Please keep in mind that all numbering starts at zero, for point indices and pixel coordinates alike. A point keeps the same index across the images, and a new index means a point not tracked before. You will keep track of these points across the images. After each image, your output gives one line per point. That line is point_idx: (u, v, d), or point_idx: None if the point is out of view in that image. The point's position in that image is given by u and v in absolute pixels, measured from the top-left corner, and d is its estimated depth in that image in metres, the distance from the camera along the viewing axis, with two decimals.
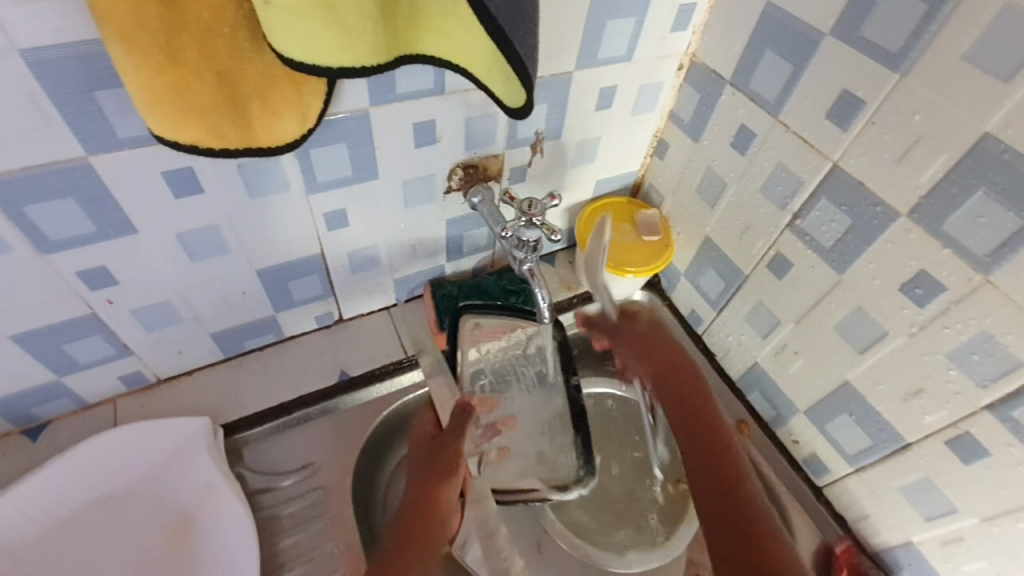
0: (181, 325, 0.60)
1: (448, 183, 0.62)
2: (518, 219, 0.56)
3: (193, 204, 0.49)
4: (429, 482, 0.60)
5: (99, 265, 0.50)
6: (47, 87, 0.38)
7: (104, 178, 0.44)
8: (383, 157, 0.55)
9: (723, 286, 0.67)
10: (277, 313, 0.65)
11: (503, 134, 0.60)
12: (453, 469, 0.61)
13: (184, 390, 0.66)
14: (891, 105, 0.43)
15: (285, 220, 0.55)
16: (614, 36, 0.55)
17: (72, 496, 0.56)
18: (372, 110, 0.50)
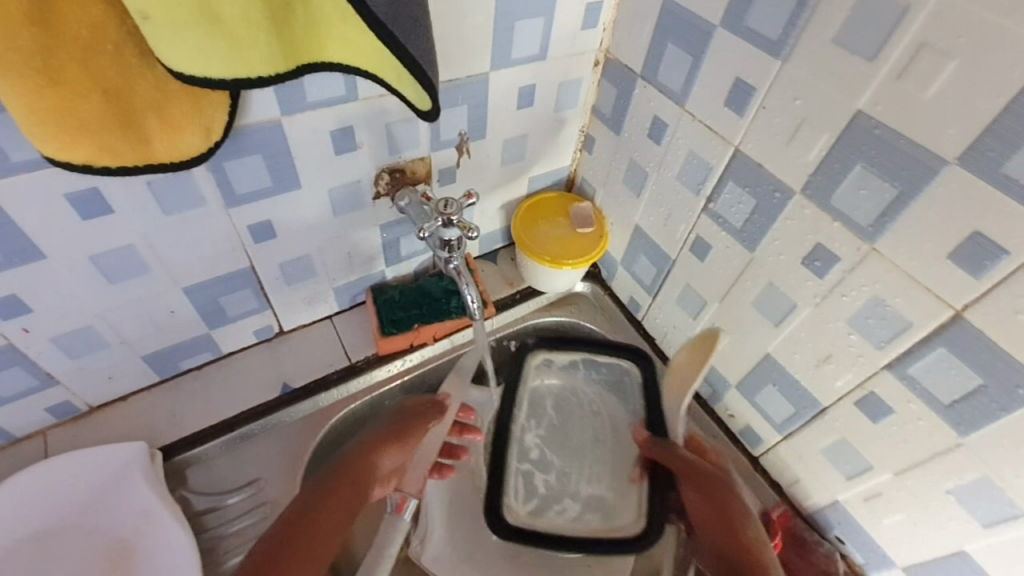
0: (108, 350, 0.58)
1: (375, 189, 0.62)
2: (435, 219, 0.56)
3: (104, 224, 0.48)
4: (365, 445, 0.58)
5: (9, 294, 0.49)
6: None
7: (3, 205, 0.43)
8: (304, 166, 0.55)
9: (655, 272, 0.69)
10: (212, 331, 0.64)
11: (426, 137, 0.60)
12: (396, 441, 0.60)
13: (117, 417, 0.64)
14: (778, 90, 0.45)
15: (209, 235, 0.55)
16: (525, 36, 0.57)
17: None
18: (285, 120, 0.50)
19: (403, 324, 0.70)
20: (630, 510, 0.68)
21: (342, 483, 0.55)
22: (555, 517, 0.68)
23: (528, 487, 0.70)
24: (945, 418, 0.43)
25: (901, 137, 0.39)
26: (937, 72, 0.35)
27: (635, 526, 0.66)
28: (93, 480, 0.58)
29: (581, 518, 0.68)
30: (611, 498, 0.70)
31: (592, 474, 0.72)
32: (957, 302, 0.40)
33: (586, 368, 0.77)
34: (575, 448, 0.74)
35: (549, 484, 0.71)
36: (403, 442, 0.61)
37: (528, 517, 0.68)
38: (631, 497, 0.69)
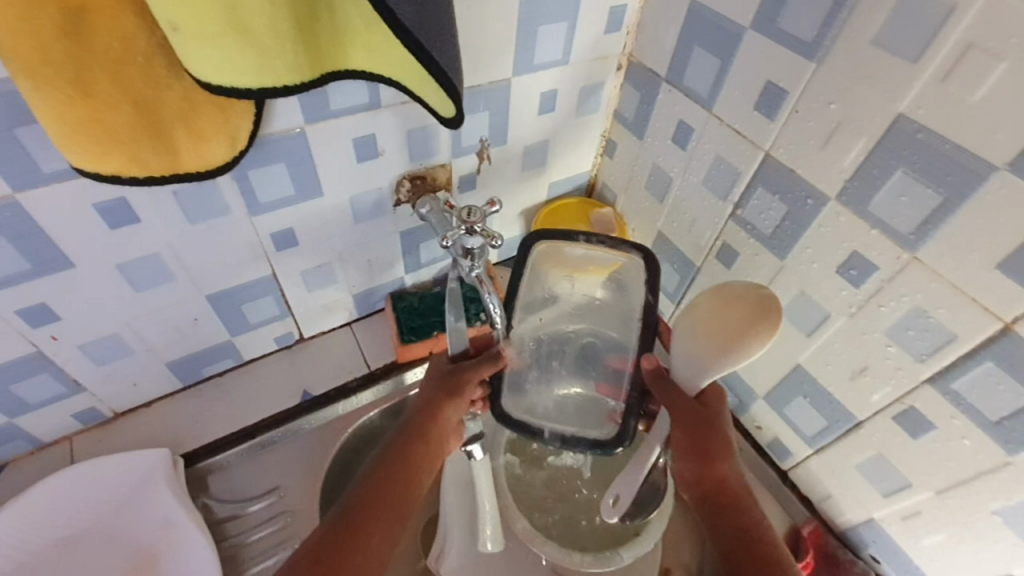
0: (133, 356, 0.59)
1: (396, 196, 0.61)
2: (458, 228, 0.56)
3: (131, 233, 0.49)
4: (428, 413, 0.55)
5: (38, 302, 0.49)
6: None
7: (32, 216, 0.44)
8: (326, 173, 0.55)
9: (678, 280, 0.68)
10: (234, 338, 0.65)
11: (447, 144, 0.60)
12: (458, 394, 0.56)
13: (141, 425, 0.64)
14: (811, 93, 0.44)
15: (233, 243, 0.55)
16: (549, 40, 0.56)
17: (29, 539, 0.55)
18: (307, 128, 0.50)
19: (422, 332, 0.70)
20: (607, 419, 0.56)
21: (408, 450, 0.53)
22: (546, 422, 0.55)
23: (517, 392, 0.59)
24: (992, 435, 0.41)
25: (945, 142, 0.37)
26: (985, 74, 0.34)
27: (602, 430, 0.55)
28: (117, 487, 0.58)
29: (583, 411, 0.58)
30: (596, 413, 0.57)
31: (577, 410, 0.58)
32: (1006, 314, 0.38)
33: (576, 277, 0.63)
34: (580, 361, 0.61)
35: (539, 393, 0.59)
36: (455, 396, 0.56)
37: (517, 404, 0.57)
38: (597, 413, 0.57)
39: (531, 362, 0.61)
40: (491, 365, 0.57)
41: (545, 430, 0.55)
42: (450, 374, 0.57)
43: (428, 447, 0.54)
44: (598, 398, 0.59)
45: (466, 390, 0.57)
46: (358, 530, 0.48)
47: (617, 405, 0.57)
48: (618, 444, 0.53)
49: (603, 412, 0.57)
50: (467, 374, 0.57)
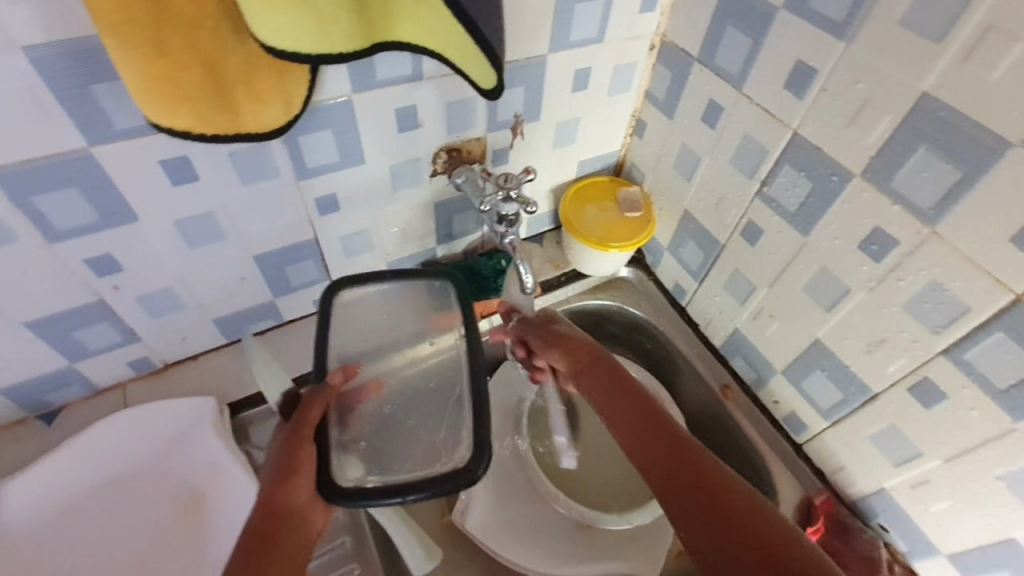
0: (185, 311, 0.63)
1: (433, 167, 0.64)
2: (496, 193, 0.59)
3: (190, 191, 0.52)
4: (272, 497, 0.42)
5: (104, 253, 0.53)
6: (47, 82, 0.41)
7: (104, 171, 0.47)
8: (369, 142, 0.58)
9: (703, 258, 0.71)
10: (276, 298, 0.68)
11: (483, 117, 0.62)
12: (297, 467, 0.44)
13: (188, 376, 0.69)
14: (839, 73, 0.46)
15: (279, 206, 0.58)
16: (585, 18, 0.58)
17: (91, 473, 0.60)
18: (355, 97, 0.53)
19: None
20: (448, 453, 0.48)
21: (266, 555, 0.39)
22: (388, 475, 0.46)
23: (363, 454, 0.48)
24: (1001, 404, 0.43)
25: (967, 119, 0.39)
26: (1007, 54, 0.35)
27: (453, 460, 0.47)
28: (168, 430, 0.63)
29: (424, 443, 0.49)
30: (426, 450, 0.49)
31: (415, 451, 0.49)
32: (1017, 286, 0.39)
33: (412, 322, 0.58)
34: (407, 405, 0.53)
35: (374, 451, 0.49)
36: (297, 468, 0.44)
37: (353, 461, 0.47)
38: (437, 447, 0.49)
39: (374, 419, 0.51)
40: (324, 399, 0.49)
41: (391, 484, 0.45)
42: (284, 448, 0.45)
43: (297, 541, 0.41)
44: (433, 418, 0.51)
45: (306, 455, 0.45)
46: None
47: (452, 425, 0.50)
48: (476, 463, 0.46)
49: (443, 441, 0.49)
50: (298, 433, 0.46)
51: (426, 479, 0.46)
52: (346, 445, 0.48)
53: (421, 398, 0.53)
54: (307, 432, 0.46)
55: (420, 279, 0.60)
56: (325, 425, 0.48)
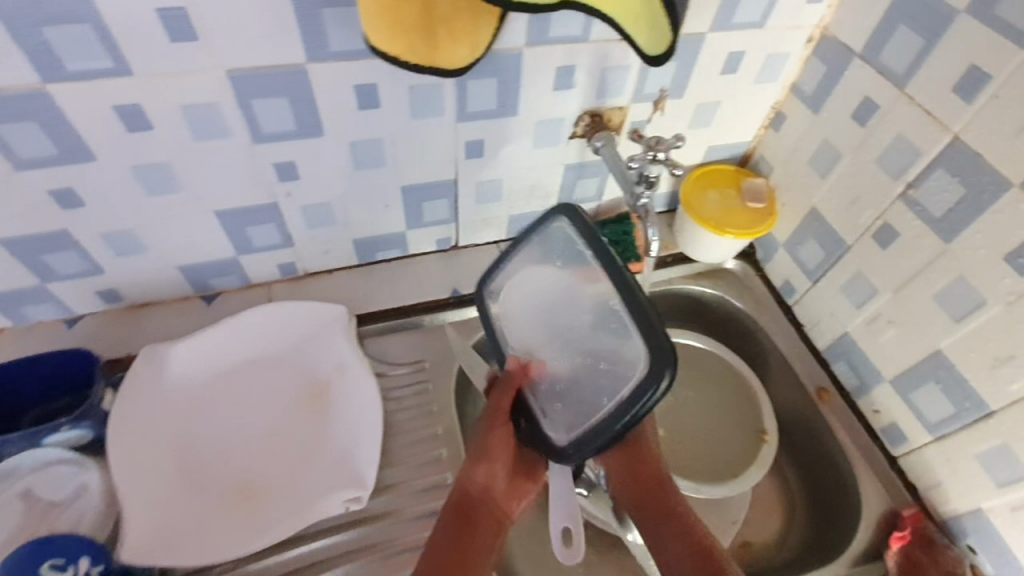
0: (335, 227, 0.71)
1: (574, 129, 0.68)
2: (646, 154, 0.62)
3: (370, 116, 0.59)
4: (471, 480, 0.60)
5: (290, 160, 0.61)
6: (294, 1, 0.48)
7: (310, 86, 0.55)
8: (525, 96, 0.63)
9: (823, 257, 0.70)
10: (408, 230, 0.76)
11: (631, 87, 0.66)
12: (489, 455, 0.60)
13: (323, 287, 0.77)
14: (1016, 80, 0.47)
15: (435, 143, 0.65)
16: (751, 1, 0.60)
17: (244, 346, 0.69)
18: (526, 50, 0.58)
19: None
20: (635, 365, 0.51)
21: (474, 523, 0.58)
22: (597, 416, 0.53)
23: (563, 413, 0.56)
24: None
25: None
26: None
27: (637, 377, 0.50)
28: (309, 325, 0.71)
29: (608, 377, 0.53)
30: (613, 377, 0.52)
31: (604, 380, 0.53)
32: None
33: (557, 259, 0.58)
34: (567, 326, 0.56)
35: (575, 404, 0.55)
36: (489, 456, 0.60)
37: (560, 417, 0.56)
38: (620, 369, 0.52)
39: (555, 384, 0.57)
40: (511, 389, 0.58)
41: (607, 416, 0.52)
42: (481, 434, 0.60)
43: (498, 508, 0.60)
44: (596, 350, 0.54)
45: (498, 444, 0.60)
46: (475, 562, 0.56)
47: (621, 353, 0.52)
48: (656, 377, 0.49)
49: (622, 372, 0.51)
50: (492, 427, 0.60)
51: (623, 401, 0.51)
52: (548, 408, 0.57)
53: (584, 319, 0.55)
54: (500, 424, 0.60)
55: (549, 225, 0.59)
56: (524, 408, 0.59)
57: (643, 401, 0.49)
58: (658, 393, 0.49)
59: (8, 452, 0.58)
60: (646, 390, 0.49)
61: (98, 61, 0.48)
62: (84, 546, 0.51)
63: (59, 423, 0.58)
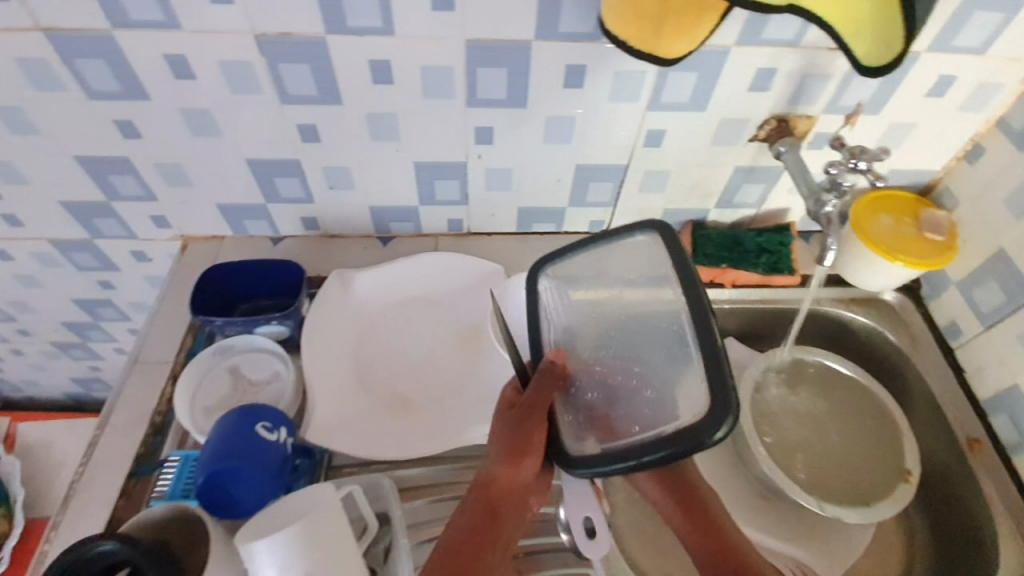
0: (507, 193, 0.78)
1: (756, 132, 0.70)
2: (846, 163, 0.65)
3: (573, 94, 0.65)
4: (503, 472, 0.57)
5: (490, 126, 0.68)
6: None
7: (531, 60, 0.61)
8: (719, 94, 0.65)
9: (1004, 301, 0.68)
10: (570, 207, 0.81)
11: (828, 97, 0.67)
12: (528, 449, 0.57)
13: (481, 247, 0.84)
14: None
15: (620, 128, 0.69)
16: (978, 26, 0.59)
17: (413, 287, 0.78)
18: (734, 49, 0.61)
19: (714, 259, 0.81)
20: (686, 407, 0.50)
21: (501, 517, 0.55)
22: (626, 439, 0.52)
23: (586, 422, 0.57)
24: None
25: None
26: None
27: (693, 415, 0.49)
28: (470, 278, 0.79)
29: (654, 406, 0.53)
30: (663, 402, 0.53)
31: (647, 407, 0.53)
32: None
33: (633, 274, 0.60)
34: (629, 338, 0.59)
35: (610, 417, 0.56)
36: (528, 449, 0.57)
37: (583, 437, 0.56)
38: (673, 400, 0.52)
39: (594, 390, 0.58)
40: (552, 389, 0.58)
41: (641, 445, 0.51)
42: (516, 430, 0.58)
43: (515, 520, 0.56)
44: (647, 376, 0.55)
45: (535, 442, 0.57)
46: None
47: (676, 386, 0.52)
48: (712, 424, 0.47)
49: (678, 403, 0.51)
50: (525, 424, 0.58)
51: (664, 435, 0.50)
52: (580, 416, 0.58)
53: (647, 346, 0.57)
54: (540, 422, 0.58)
55: (638, 237, 0.60)
56: (554, 411, 0.59)
57: (682, 442, 0.48)
58: (709, 437, 0.47)
59: (231, 337, 0.72)
60: (702, 431, 0.48)
61: (370, 20, 0.57)
62: (280, 418, 0.61)
63: (268, 318, 0.70)
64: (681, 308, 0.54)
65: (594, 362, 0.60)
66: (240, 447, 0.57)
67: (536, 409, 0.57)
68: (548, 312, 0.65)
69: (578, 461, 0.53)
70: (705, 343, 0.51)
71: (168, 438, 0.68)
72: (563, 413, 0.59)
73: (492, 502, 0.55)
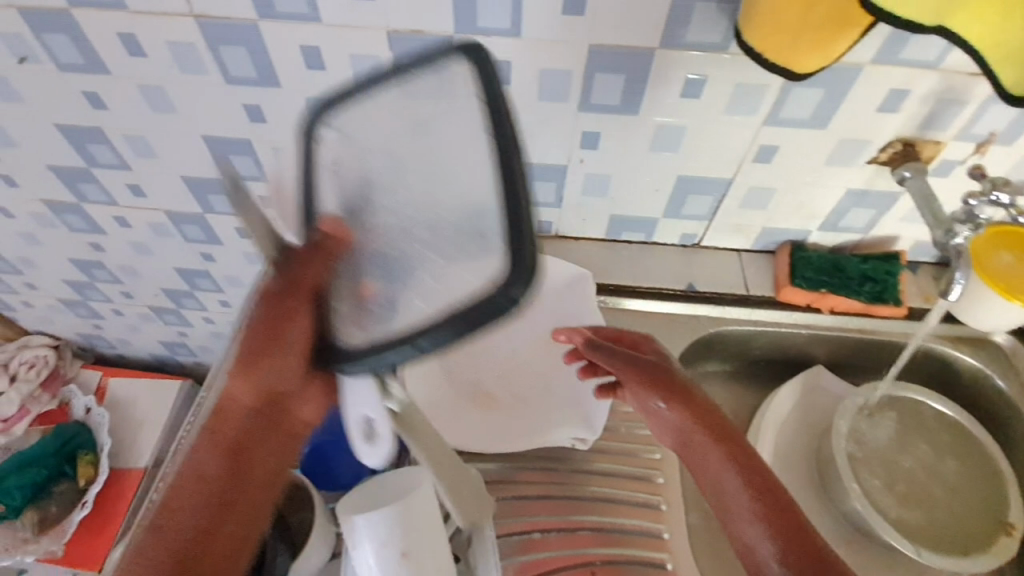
0: (602, 199, 0.78)
1: (877, 154, 0.68)
2: (986, 194, 0.63)
3: (688, 105, 0.64)
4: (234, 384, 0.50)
5: (597, 131, 0.68)
6: None
7: (652, 68, 0.61)
8: (844, 113, 0.64)
9: None
10: (663, 218, 0.80)
11: (961, 125, 0.64)
12: (274, 355, 0.48)
13: (567, 251, 0.85)
14: None
15: (730, 141, 0.68)
16: None
17: None
18: (868, 67, 0.59)
19: (814, 283, 0.78)
20: (461, 273, 0.39)
21: (247, 452, 0.52)
22: (371, 328, 0.43)
23: (361, 316, 0.44)
24: None
25: None
26: None
27: (468, 282, 0.38)
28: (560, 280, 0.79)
29: (412, 274, 0.42)
30: (410, 270, 0.42)
31: (422, 284, 0.41)
32: None
33: (413, 106, 0.46)
34: (444, 185, 0.43)
35: (374, 307, 0.43)
36: (280, 344, 0.48)
37: (359, 326, 0.44)
38: (454, 247, 0.41)
39: (349, 271, 0.46)
40: (322, 270, 0.46)
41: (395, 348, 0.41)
42: (267, 319, 0.48)
43: (280, 432, 0.53)
44: (461, 250, 0.40)
45: (288, 334, 0.47)
46: (229, 510, 0.51)
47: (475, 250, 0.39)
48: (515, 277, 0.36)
49: (481, 265, 0.38)
50: (294, 323, 0.47)
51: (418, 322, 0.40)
52: (356, 313, 0.45)
53: (460, 200, 0.42)
54: (289, 331, 0.47)
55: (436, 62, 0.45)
56: (318, 301, 0.47)
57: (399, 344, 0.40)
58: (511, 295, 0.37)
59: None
60: (505, 291, 0.37)
61: (499, 21, 0.59)
62: None
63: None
64: (482, 204, 0.40)
65: (395, 232, 0.45)
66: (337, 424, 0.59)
67: (285, 306, 0.47)
68: (345, 163, 0.48)
69: (345, 352, 0.44)
70: (510, 215, 0.38)
71: None
72: (338, 300, 0.46)
73: (258, 437, 0.52)
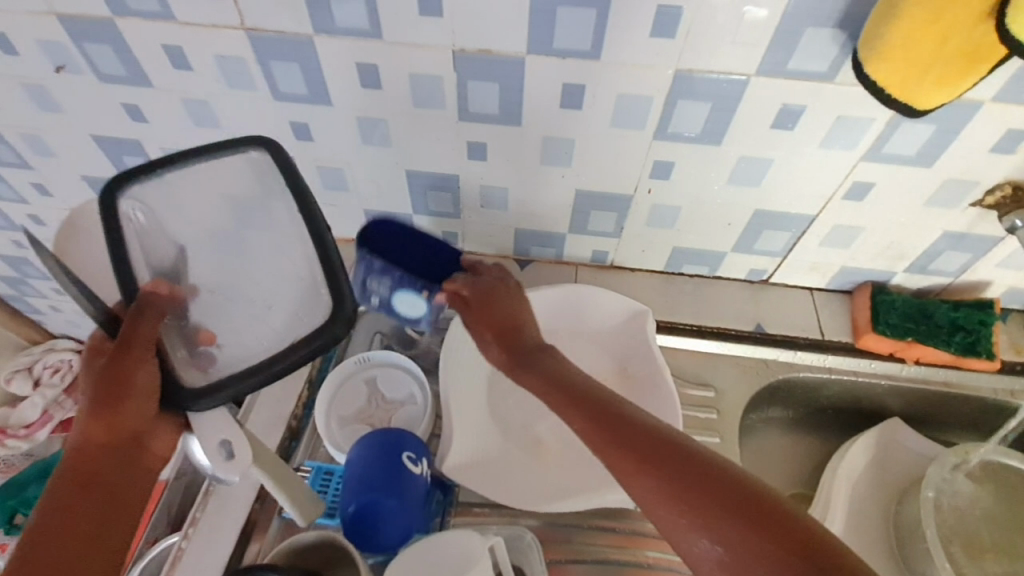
0: (666, 231, 0.72)
1: (982, 197, 0.61)
2: None
3: (777, 136, 0.58)
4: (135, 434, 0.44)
5: (672, 161, 0.63)
6: (789, 18, 0.50)
7: (744, 95, 0.55)
8: (953, 151, 0.57)
9: None
10: (731, 253, 0.73)
11: None
12: (119, 390, 0.43)
13: (622, 283, 0.79)
14: None
15: (819, 174, 0.62)
16: None
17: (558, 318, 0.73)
18: (988, 105, 0.53)
19: (898, 331, 0.71)
20: (296, 320, 0.47)
21: (100, 481, 0.42)
22: (237, 369, 0.46)
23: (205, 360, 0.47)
24: None
25: None
26: None
27: (317, 319, 0.46)
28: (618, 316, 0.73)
29: (260, 320, 0.48)
30: (251, 315, 0.48)
31: (268, 328, 0.47)
32: None
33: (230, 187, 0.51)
34: (260, 257, 0.50)
35: (203, 349, 0.47)
36: (127, 386, 0.43)
37: (199, 370, 0.46)
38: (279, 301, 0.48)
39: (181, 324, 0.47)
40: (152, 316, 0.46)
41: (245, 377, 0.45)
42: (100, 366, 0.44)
43: (137, 472, 0.43)
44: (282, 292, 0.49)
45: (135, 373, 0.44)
46: (97, 541, 0.40)
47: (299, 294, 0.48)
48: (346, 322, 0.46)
49: (300, 311, 0.47)
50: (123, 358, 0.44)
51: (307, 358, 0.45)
52: (194, 360, 0.47)
53: (279, 265, 0.49)
54: (134, 365, 0.44)
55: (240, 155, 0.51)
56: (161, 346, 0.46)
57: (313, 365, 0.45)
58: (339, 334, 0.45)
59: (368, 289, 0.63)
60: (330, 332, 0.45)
61: (579, 42, 0.53)
62: (423, 447, 0.58)
63: (420, 286, 0.61)
64: (304, 246, 0.48)
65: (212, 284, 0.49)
66: (386, 476, 0.54)
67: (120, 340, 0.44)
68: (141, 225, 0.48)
69: (189, 398, 0.45)
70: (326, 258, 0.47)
71: (304, 443, 0.68)
72: (174, 348, 0.47)
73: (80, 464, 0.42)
